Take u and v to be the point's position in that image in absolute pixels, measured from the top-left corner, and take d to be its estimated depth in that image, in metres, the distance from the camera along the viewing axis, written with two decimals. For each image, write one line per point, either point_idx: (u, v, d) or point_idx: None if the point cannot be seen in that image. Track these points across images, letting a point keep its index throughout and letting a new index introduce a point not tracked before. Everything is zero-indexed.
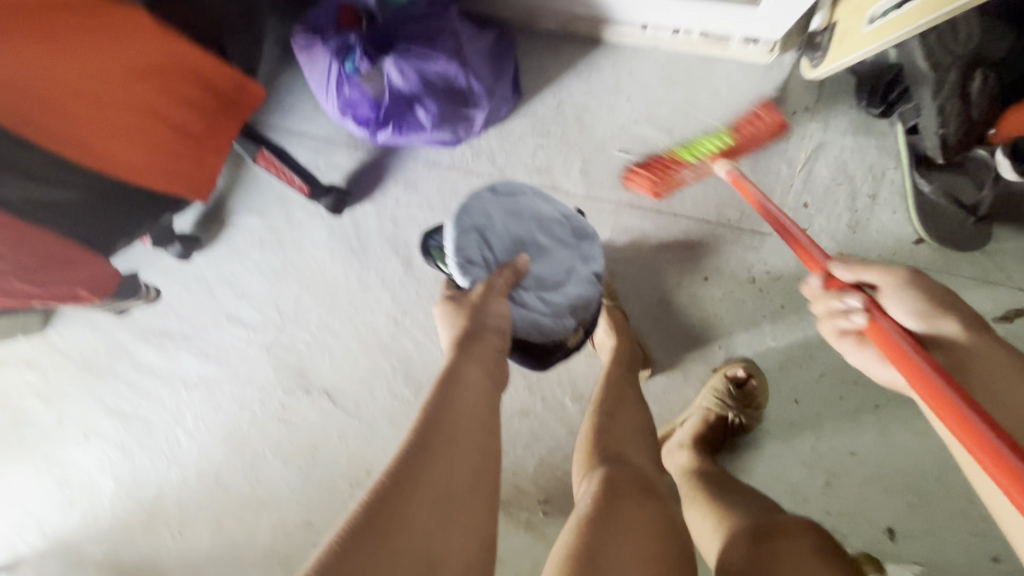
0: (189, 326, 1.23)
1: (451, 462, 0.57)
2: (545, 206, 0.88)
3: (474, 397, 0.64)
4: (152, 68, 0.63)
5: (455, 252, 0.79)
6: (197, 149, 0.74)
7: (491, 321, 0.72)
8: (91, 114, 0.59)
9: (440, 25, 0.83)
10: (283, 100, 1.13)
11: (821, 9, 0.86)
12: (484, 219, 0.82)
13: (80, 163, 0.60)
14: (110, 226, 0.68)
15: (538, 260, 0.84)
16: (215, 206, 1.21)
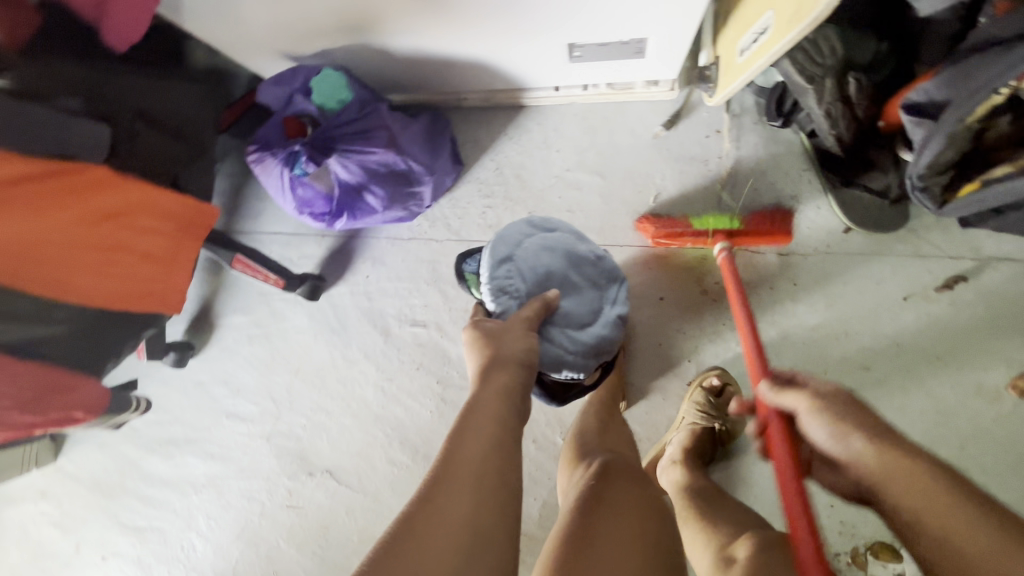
0: (192, 429, 1.28)
1: (467, 491, 0.57)
2: (578, 247, 0.97)
3: (492, 426, 0.64)
4: (118, 212, 0.69)
5: (491, 281, 0.89)
6: (169, 271, 0.79)
7: (514, 354, 0.75)
8: (63, 260, 0.64)
9: (373, 120, 0.92)
10: (252, 206, 1.24)
11: (704, 47, 0.97)
12: (520, 253, 0.93)
13: (59, 299, 0.65)
14: (97, 349, 0.74)
15: (570, 296, 0.92)
16: (204, 312, 1.29)
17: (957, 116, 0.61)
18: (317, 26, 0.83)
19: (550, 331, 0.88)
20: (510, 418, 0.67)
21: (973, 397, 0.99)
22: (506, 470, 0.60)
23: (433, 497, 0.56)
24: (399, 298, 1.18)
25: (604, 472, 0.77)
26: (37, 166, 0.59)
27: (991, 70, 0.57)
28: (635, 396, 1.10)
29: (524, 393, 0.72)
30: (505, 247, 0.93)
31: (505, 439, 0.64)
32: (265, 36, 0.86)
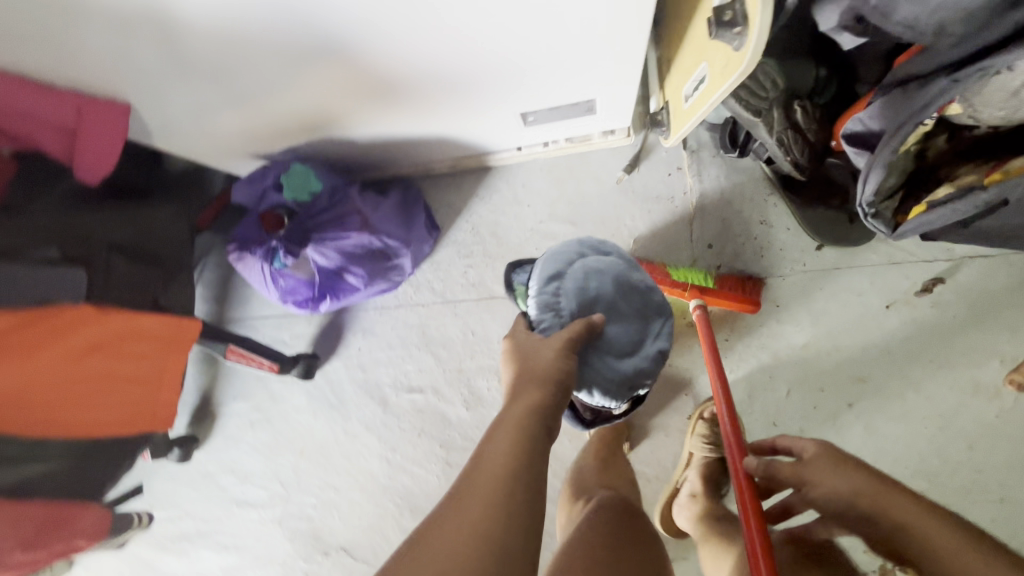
0: (203, 523, 1.27)
1: (480, 513, 0.48)
2: (630, 273, 0.79)
3: (518, 439, 0.54)
4: (105, 344, 0.71)
5: (537, 291, 0.74)
6: (161, 389, 0.81)
7: (548, 370, 0.62)
8: (53, 400, 0.67)
9: (345, 206, 0.96)
10: (240, 294, 1.26)
11: (654, 94, 1.00)
12: (570, 272, 0.76)
13: (52, 437, 0.68)
14: (99, 477, 0.78)
15: (621, 326, 0.73)
16: (204, 403, 1.30)
17: (890, 147, 0.61)
18: (281, 128, 0.87)
19: (592, 359, 0.70)
20: (538, 433, 0.56)
21: (970, 395, 1.00)
22: (530, 492, 0.51)
23: (443, 518, 0.49)
24: (393, 366, 1.20)
25: (602, 504, 0.80)
26: (13, 321, 0.62)
27: (914, 103, 0.57)
28: (638, 436, 1.10)
29: (559, 412, 0.60)
30: (556, 264, 0.77)
31: (532, 456, 0.54)
32: (229, 142, 0.90)
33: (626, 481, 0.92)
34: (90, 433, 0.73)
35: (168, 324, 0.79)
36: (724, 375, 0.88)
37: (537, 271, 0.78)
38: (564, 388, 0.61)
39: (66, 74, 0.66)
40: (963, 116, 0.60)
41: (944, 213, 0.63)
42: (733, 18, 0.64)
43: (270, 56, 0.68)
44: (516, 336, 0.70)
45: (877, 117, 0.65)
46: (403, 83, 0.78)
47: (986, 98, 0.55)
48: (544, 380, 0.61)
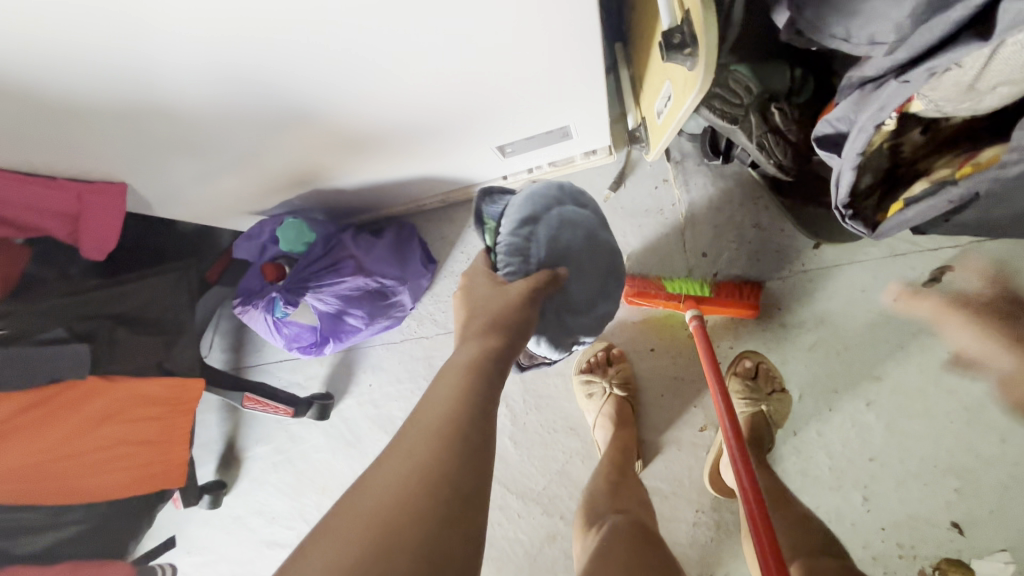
0: (237, 565, 1.30)
1: (430, 443, 0.50)
2: (599, 231, 0.79)
3: (466, 376, 0.57)
4: (111, 415, 0.76)
5: (510, 232, 0.72)
6: (167, 448, 0.86)
7: (503, 319, 0.63)
8: (66, 470, 0.73)
9: (341, 252, 1.00)
10: (256, 341, 1.32)
11: (630, 111, 1.01)
12: (545, 219, 0.74)
13: (69, 502, 0.75)
14: (115, 537, 0.83)
15: (584, 280, 0.74)
16: (229, 448, 1.34)
17: (854, 152, 0.61)
18: (271, 186, 0.92)
19: (554, 310, 0.72)
20: (488, 370, 0.58)
21: (995, 385, 0.95)
22: (480, 421, 0.53)
23: (395, 451, 0.50)
24: (404, 400, 1.22)
25: (612, 532, 0.78)
26: (31, 398, 0.68)
27: (869, 106, 0.57)
28: (650, 452, 1.09)
29: (509, 353, 0.62)
30: (534, 208, 0.74)
31: (481, 390, 0.56)
32: (227, 204, 0.95)
33: (639, 502, 0.89)
34: (108, 495, 0.80)
35: (173, 388, 0.84)
36: (716, 367, 0.89)
37: (513, 209, 0.74)
38: (518, 329, 0.63)
39: (68, 165, 0.73)
40: (929, 112, 0.59)
41: (920, 210, 0.64)
42: (682, 41, 0.64)
43: (244, 120, 0.72)
44: (474, 278, 0.71)
45: (835, 121, 0.64)
46: (377, 133, 0.82)
47: (943, 94, 0.54)
48: (497, 324, 0.63)
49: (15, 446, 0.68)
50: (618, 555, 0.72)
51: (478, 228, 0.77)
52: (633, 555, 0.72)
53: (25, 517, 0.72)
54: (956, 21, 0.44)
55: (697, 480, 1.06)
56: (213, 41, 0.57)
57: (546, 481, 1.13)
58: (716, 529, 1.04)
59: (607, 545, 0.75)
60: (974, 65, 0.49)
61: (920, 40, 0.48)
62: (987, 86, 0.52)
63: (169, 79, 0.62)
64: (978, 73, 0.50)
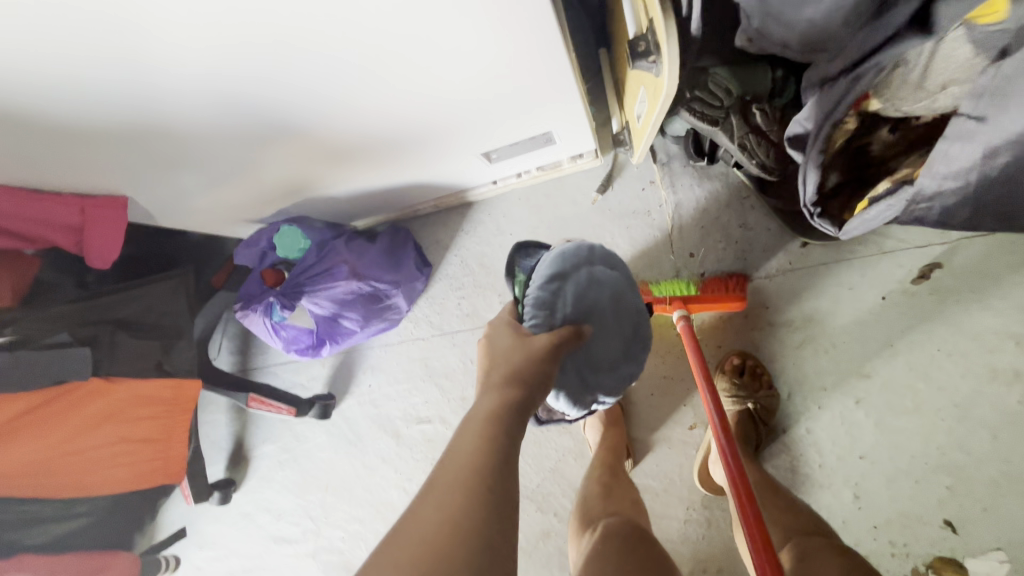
0: (246, 559, 1.36)
1: (458, 497, 0.48)
2: (625, 292, 0.78)
3: (488, 427, 0.54)
4: (115, 414, 0.82)
5: (538, 286, 0.73)
6: (165, 444, 0.92)
7: (528, 366, 0.61)
8: (72, 465, 0.79)
9: (335, 257, 1.03)
10: (261, 344, 1.37)
11: (614, 116, 1.04)
12: (574, 276, 0.75)
13: (75, 494, 0.81)
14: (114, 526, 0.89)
15: (608, 339, 0.74)
16: (238, 448, 1.40)
17: (817, 148, 0.62)
18: (268, 196, 0.97)
19: (576, 368, 0.71)
20: (511, 416, 0.56)
21: (986, 382, 0.94)
22: (505, 475, 0.50)
23: (418, 510, 0.47)
24: (402, 400, 1.26)
25: (608, 533, 0.76)
26: (39, 398, 0.72)
27: (827, 102, 0.58)
28: (640, 451, 1.10)
29: (531, 403, 0.58)
30: (564, 264, 0.75)
31: (504, 440, 0.53)
32: (227, 212, 1.00)
33: (632, 504, 0.87)
34: (111, 487, 0.86)
35: (173, 390, 0.89)
36: (701, 367, 0.87)
37: (544, 264, 0.76)
38: (540, 382, 0.60)
39: (77, 181, 0.78)
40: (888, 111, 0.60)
41: (881, 209, 0.66)
42: (647, 48, 0.67)
43: (235, 134, 0.76)
44: (498, 328, 0.68)
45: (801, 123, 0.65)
46: (362, 144, 0.85)
47: (895, 93, 0.56)
48: (518, 373, 0.60)
49: (24, 444, 0.72)
50: (611, 556, 0.70)
51: (511, 280, 0.84)
52: (626, 559, 0.70)
53: (33, 508, 0.77)
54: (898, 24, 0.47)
55: (687, 478, 1.07)
56: (214, 64, 0.61)
57: (539, 478, 1.15)
58: (707, 526, 1.05)
59: (600, 548, 0.73)
60: (916, 61, 0.53)
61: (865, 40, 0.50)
62: (933, 86, 0.54)
63: (170, 101, 0.66)
64: (920, 69, 0.53)
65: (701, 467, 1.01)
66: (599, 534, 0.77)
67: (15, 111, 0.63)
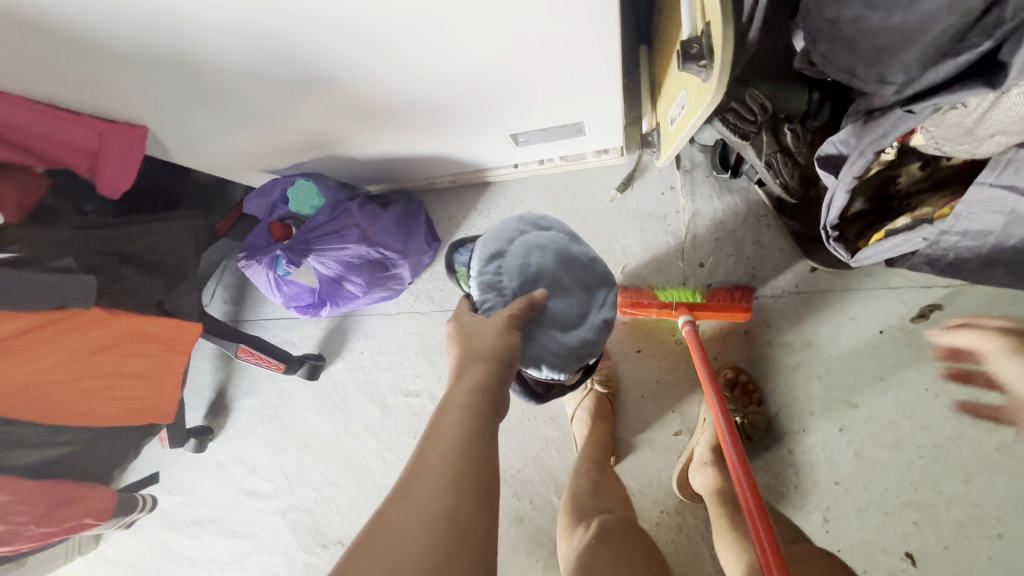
0: (214, 509, 1.35)
1: (439, 477, 0.47)
2: (571, 248, 0.78)
3: (467, 417, 0.53)
4: (112, 345, 0.81)
5: (478, 273, 0.72)
6: (158, 383, 0.91)
7: (495, 350, 0.61)
8: (66, 392, 0.77)
9: (345, 220, 1.01)
10: (255, 296, 1.36)
11: (646, 114, 1.02)
12: (510, 251, 0.74)
13: (68, 423, 0.80)
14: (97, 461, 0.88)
15: (565, 298, 0.73)
16: (219, 396, 1.39)
17: (852, 173, 0.62)
18: (284, 146, 0.95)
19: (543, 334, 0.70)
20: (486, 402, 0.56)
21: (968, 426, 0.97)
22: (486, 455, 0.51)
23: (402, 496, 0.46)
24: (393, 370, 1.25)
25: (604, 530, 0.76)
26: (38, 319, 0.71)
27: (875, 133, 0.57)
28: (623, 449, 1.12)
29: (506, 387, 0.59)
30: (497, 242, 0.75)
31: (481, 432, 0.53)
32: (243, 158, 0.98)
33: (621, 500, 0.88)
34: (99, 420, 0.84)
35: (174, 330, 0.90)
36: (708, 363, 0.85)
37: (478, 250, 0.75)
38: (512, 361, 0.61)
39: (96, 103, 0.76)
40: (929, 148, 0.59)
41: (898, 243, 0.66)
42: (699, 52, 0.66)
43: (267, 82, 0.75)
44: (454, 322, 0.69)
45: (839, 143, 0.65)
46: (393, 107, 0.83)
47: (944, 132, 0.55)
48: (493, 356, 0.60)
49: (24, 361, 0.71)
50: (605, 559, 0.71)
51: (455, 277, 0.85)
52: (619, 557, 0.71)
53: (23, 433, 0.75)
54: (963, 64, 0.45)
55: (666, 482, 1.09)
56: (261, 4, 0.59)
57: (520, 465, 1.16)
58: (677, 531, 1.06)
59: (595, 549, 0.73)
60: (976, 108, 0.49)
61: (931, 69, 0.47)
62: (987, 132, 0.51)
63: (202, 33, 0.64)
64: (970, 125, 0.51)
65: (681, 476, 1.03)
66: (592, 531, 0.78)
67: (49, 20, 0.61)
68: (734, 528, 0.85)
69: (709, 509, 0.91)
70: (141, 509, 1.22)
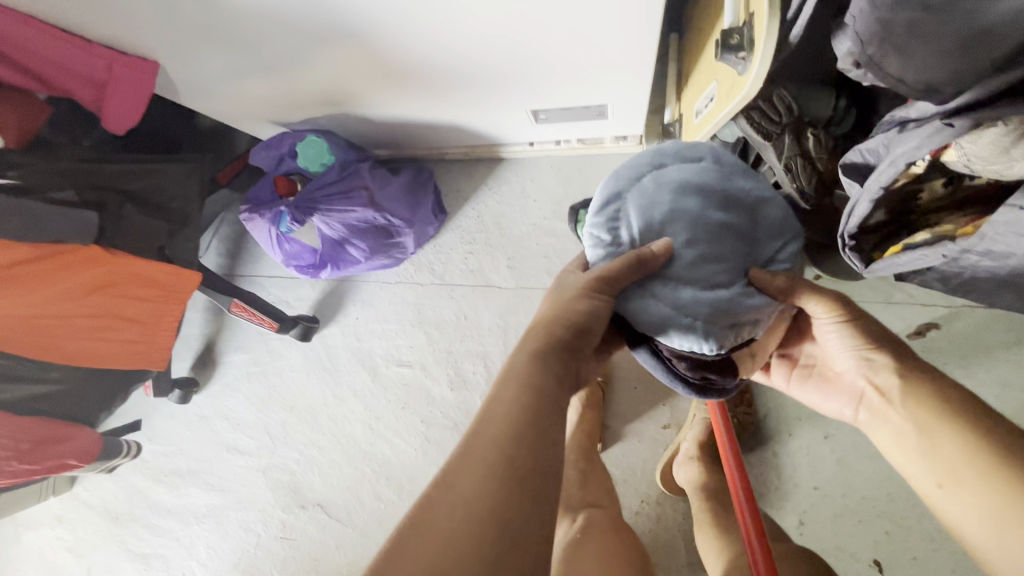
0: (194, 462, 1.34)
1: (489, 473, 0.41)
2: (729, 184, 0.57)
3: (526, 396, 0.46)
4: (109, 284, 0.79)
5: (593, 218, 0.59)
6: (154, 331, 0.89)
7: (571, 314, 0.52)
8: (56, 327, 0.76)
9: (353, 182, 0.99)
10: (252, 252, 1.33)
11: (670, 104, 1.00)
12: (636, 186, 0.58)
13: (58, 360, 0.78)
14: (87, 403, 0.87)
15: (711, 245, 0.54)
16: (207, 349, 1.37)
17: (879, 185, 0.62)
18: (299, 99, 0.92)
19: (668, 294, 0.54)
20: (550, 377, 0.48)
21: None
22: (547, 444, 0.44)
23: (447, 488, 0.41)
24: (386, 339, 1.24)
25: (590, 523, 0.78)
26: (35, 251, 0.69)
27: (909, 144, 0.56)
28: (611, 438, 1.13)
29: (577, 358, 0.51)
30: (620, 178, 0.59)
31: (543, 414, 0.45)
32: (254, 106, 0.95)
33: (607, 492, 0.89)
34: (93, 362, 0.83)
35: (176, 277, 0.87)
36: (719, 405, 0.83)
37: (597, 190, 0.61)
38: (590, 328, 0.52)
39: (110, 32, 0.72)
40: (959, 166, 0.59)
41: (915, 257, 0.66)
42: (739, 42, 0.65)
43: (288, 29, 0.72)
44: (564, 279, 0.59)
45: (867, 152, 0.65)
46: (415, 68, 0.81)
47: (979, 150, 0.54)
48: (566, 325, 0.51)
49: (15, 291, 0.69)
50: (594, 551, 0.73)
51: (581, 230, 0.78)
52: (607, 548, 0.73)
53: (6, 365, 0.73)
54: (1016, 78, 0.45)
55: (649, 473, 1.10)
56: None
57: None
58: (656, 521, 1.08)
59: (583, 542, 0.75)
60: (1017, 129, 0.48)
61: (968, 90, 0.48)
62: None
63: None
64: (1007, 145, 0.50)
65: (665, 469, 1.04)
66: (580, 524, 0.79)
67: None
68: (714, 523, 0.87)
69: (692, 503, 0.93)
70: (122, 455, 1.21)
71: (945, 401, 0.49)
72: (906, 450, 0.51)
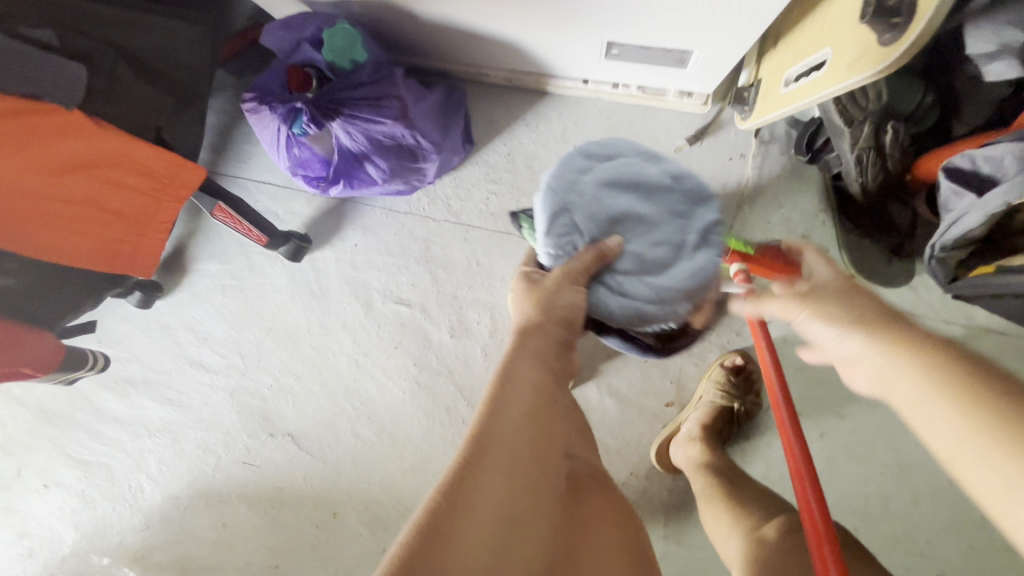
0: (151, 372, 1.22)
1: (513, 465, 0.49)
2: (645, 169, 0.75)
3: (537, 395, 0.55)
4: (92, 163, 0.72)
5: (546, 233, 0.71)
6: (137, 231, 0.82)
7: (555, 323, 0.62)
8: (29, 207, 0.67)
9: (385, 90, 0.85)
10: (242, 150, 1.17)
11: (749, 66, 0.93)
12: (575, 200, 0.73)
13: (28, 252, 0.69)
14: (48, 304, 0.76)
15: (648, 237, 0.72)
16: (176, 252, 1.22)
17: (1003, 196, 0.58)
18: None
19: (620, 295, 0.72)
20: (552, 385, 0.57)
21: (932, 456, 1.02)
22: (553, 440, 0.54)
23: (478, 478, 0.47)
24: (387, 272, 1.13)
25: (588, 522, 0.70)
26: None
27: None
28: (610, 408, 1.10)
29: (561, 365, 0.61)
30: (557, 199, 0.72)
31: (550, 414, 0.55)
32: None
33: None
34: (69, 259, 0.73)
35: (172, 169, 0.81)
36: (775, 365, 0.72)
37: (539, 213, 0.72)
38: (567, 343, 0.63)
39: None
40: None
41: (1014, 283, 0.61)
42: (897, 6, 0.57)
43: None
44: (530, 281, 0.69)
45: (988, 159, 0.62)
46: None
47: None
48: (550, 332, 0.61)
49: None
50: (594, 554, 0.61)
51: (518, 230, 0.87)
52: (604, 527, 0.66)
53: None
54: None
55: (642, 446, 1.08)
56: None
57: None
58: (640, 494, 1.08)
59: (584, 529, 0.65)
60: None
61: None
62: None
63: None
64: None
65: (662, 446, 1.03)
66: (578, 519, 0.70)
67: None
68: (722, 499, 0.86)
69: (694, 481, 0.92)
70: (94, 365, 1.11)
71: (933, 375, 0.40)
72: (919, 431, 0.41)
